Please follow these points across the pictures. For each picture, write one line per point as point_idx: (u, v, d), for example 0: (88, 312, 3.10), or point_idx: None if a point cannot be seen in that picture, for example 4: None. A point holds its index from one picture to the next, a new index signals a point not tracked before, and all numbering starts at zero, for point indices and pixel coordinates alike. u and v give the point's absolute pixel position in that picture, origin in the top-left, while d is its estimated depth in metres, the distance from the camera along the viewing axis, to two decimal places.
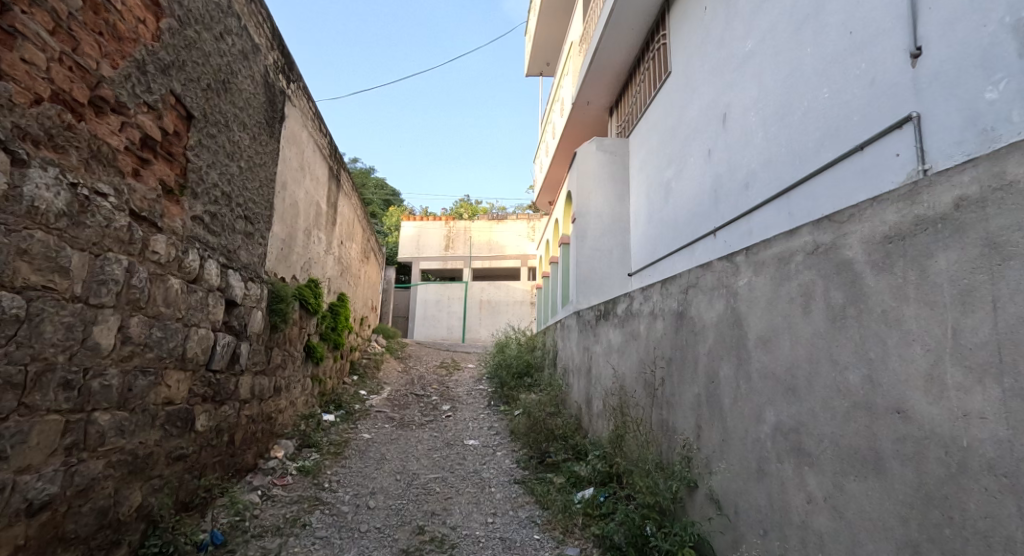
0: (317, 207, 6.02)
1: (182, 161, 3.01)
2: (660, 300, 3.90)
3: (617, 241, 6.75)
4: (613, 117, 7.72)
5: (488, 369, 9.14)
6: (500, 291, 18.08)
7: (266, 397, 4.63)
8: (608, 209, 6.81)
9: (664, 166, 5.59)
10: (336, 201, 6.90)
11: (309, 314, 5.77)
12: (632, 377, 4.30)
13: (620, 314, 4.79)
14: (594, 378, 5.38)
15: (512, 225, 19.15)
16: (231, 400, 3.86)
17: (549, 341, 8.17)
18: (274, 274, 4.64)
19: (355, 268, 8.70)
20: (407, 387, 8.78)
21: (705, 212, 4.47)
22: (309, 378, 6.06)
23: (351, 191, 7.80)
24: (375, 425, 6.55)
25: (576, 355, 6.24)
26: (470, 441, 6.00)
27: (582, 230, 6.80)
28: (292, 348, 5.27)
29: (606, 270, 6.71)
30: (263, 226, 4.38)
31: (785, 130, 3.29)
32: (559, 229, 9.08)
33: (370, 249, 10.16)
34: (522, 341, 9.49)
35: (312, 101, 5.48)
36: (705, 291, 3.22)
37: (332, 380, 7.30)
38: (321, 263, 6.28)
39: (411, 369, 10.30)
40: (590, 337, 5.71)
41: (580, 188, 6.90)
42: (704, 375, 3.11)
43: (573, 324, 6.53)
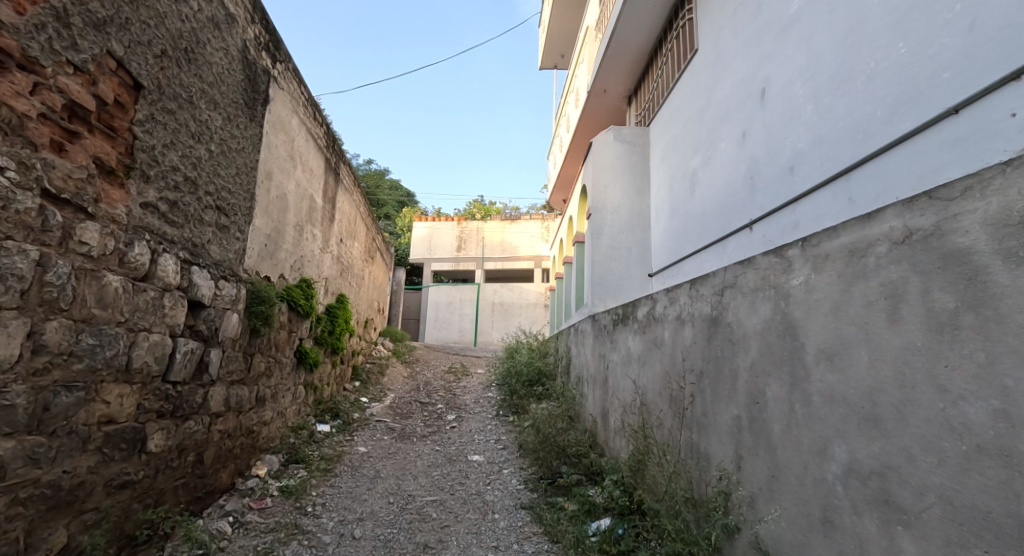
0: (311, 202, 5.60)
1: (128, 138, 2.58)
2: (688, 303, 3.36)
3: (636, 239, 6.22)
4: (632, 105, 7.19)
5: (497, 375, 8.64)
6: (512, 294, 17.59)
7: (246, 409, 4.20)
8: (626, 204, 6.29)
9: (689, 155, 5.05)
10: (334, 196, 6.47)
11: (300, 317, 5.32)
12: (654, 392, 3.77)
13: (640, 319, 4.27)
14: (610, 390, 4.86)
15: (525, 226, 18.68)
16: (199, 414, 3.42)
17: (562, 347, 7.64)
18: (254, 273, 4.20)
19: (358, 269, 8.27)
20: (411, 394, 8.32)
21: (738, 203, 3.93)
22: (301, 386, 5.63)
23: (352, 186, 7.37)
24: (373, 436, 6.10)
25: (591, 363, 5.71)
26: (474, 457, 5.50)
27: (598, 227, 6.28)
28: (279, 354, 4.83)
29: (624, 271, 6.17)
30: (241, 220, 3.95)
31: (843, 100, 2.75)
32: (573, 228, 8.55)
33: (375, 249, 9.74)
34: (533, 347, 8.97)
35: (303, 86, 5.05)
36: (745, 294, 2.68)
37: (330, 387, 6.87)
38: (316, 263, 5.86)
39: (417, 375, 9.85)
40: (606, 344, 5.18)
41: (595, 181, 6.38)
42: (745, 395, 2.58)
43: (588, 330, 6.01)
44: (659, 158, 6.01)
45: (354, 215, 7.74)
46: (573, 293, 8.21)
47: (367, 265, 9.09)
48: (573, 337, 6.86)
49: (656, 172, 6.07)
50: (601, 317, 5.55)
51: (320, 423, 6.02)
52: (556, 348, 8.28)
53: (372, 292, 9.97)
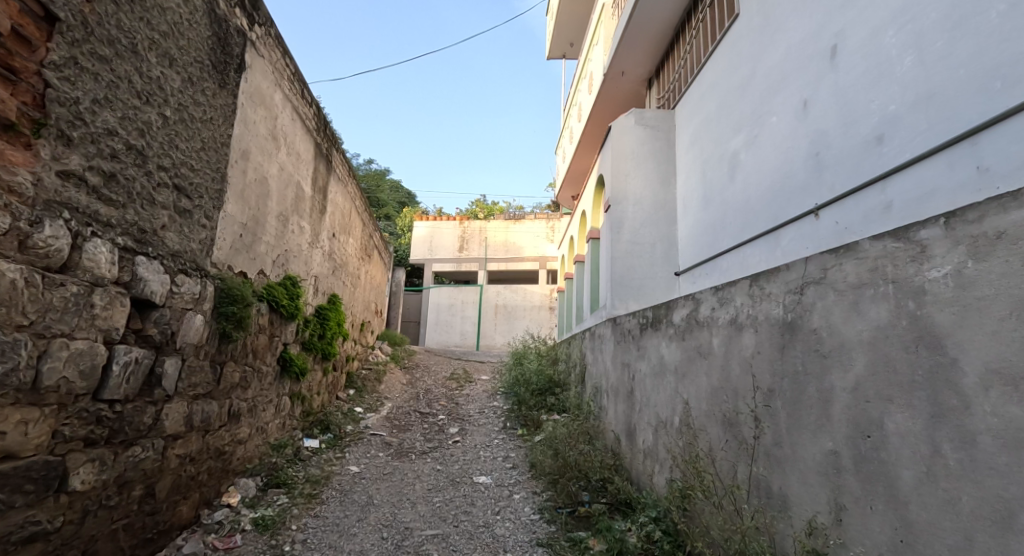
0: (298, 191, 4.99)
1: (36, 85, 2.00)
2: (750, 304, 2.75)
3: (660, 234, 5.62)
4: (653, 89, 6.59)
5: (503, 383, 8.03)
6: (516, 296, 16.96)
7: (216, 428, 3.59)
8: (650, 196, 5.70)
9: (727, 136, 4.46)
10: (325, 186, 5.87)
11: (284, 319, 4.72)
12: (700, 412, 3.16)
13: (678, 323, 3.66)
14: (639, 405, 4.24)
15: (530, 226, 18.06)
16: (151, 437, 2.81)
17: (576, 354, 7.01)
18: (225, 267, 3.59)
19: (353, 268, 7.65)
20: (410, 404, 7.69)
21: (797, 186, 3.33)
22: (285, 398, 5.01)
23: (346, 177, 6.78)
24: (367, 453, 5.48)
25: (613, 373, 5.10)
26: (480, 478, 4.89)
27: (618, 221, 5.68)
28: (257, 363, 4.21)
29: (647, 269, 5.57)
30: (209, 205, 3.35)
31: (967, 41, 2.16)
32: (586, 224, 7.94)
33: (371, 247, 9.14)
34: (542, 352, 8.37)
35: (289, 57, 4.46)
36: (841, 292, 2.08)
37: (320, 397, 6.25)
38: (303, 259, 5.24)
39: (417, 382, 9.25)
40: (632, 352, 4.57)
41: (614, 170, 5.81)
42: (843, 424, 1.99)
43: (608, 336, 5.39)
44: (687, 144, 5.41)
45: (349, 208, 7.15)
46: (587, 295, 7.58)
47: (363, 265, 8.47)
48: (589, 344, 6.24)
49: (685, 159, 5.47)
50: (625, 321, 4.94)
51: (307, 439, 5.39)
52: (567, 354, 7.66)
53: (369, 293, 9.34)
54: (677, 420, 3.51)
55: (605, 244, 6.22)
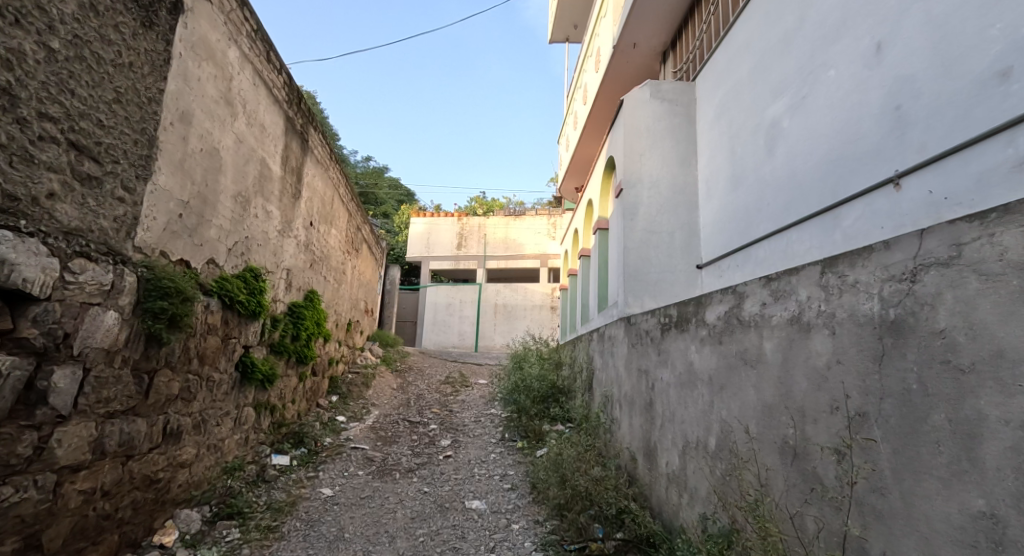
0: (262, 170, 4.32)
1: None
2: (823, 298, 2.08)
3: (679, 222, 4.95)
4: (669, 61, 5.92)
5: (501, 389, 7.37)
6: (517, 295, 16.29)
7: (145, 451, 2.92)
8: (668, 179, 5.03)
9: (762, 102, 3.79)
10: (298, 168, 5.20)
11: (243, 319, 4.05)
12: (748, 436, 2.49)
13: (712, 324, 2.99)
14: (662, 420, 3.58)
15: (530, 223, 17.40)
16: (30, 473, 2.15)
17: (581, 357, 6.34)
18: (153, 252, 2.91)
19: (335, 263, 6.98)
20: (399, 412, 7.02)
21: (865, 151, 2.67)
22: (245, 409, 4.34)
23: (325, 161, 6.11)
24: (345, 471, 4.81)
25: (627, 381, 4.43)
26: (473, 503, 4.23)
27: (631, 207, 5.01)
28: (204, 370, 3.55)
29: (665, 261, 4.89)
30: (132, 172, 2.69)
31: None
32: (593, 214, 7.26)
33: (359, 241, 8.47)
34: (544, 355, 7.70)
35: (247, 9, 3.79)
36: (997, 276, 1.40)
37: (294, 406, 5.58)
38: (268, 249, 4.58)
39: (409, 387, 8.58)
40: (653, 358, 3.90)
41: (626, 149, 5.13)
42: (1008, 480, 1.33)
43: (621, 338, 4.73)
44: (711, 119, 4.75)
45: (330, 195, 6.48)
46: (594, 293, 6.92)
47: (348, 260, 7.79)
48: (597, 346, 5.57)
49: (709, 136, 4.80)
50: (642, 321, 4.27)
51: (275, 456, 4.72)
52: (572, 357, 6.99)
53: (356, 291, 8.67)
54: (714, 443, 2.84)
55: (615, 235, 5.56)
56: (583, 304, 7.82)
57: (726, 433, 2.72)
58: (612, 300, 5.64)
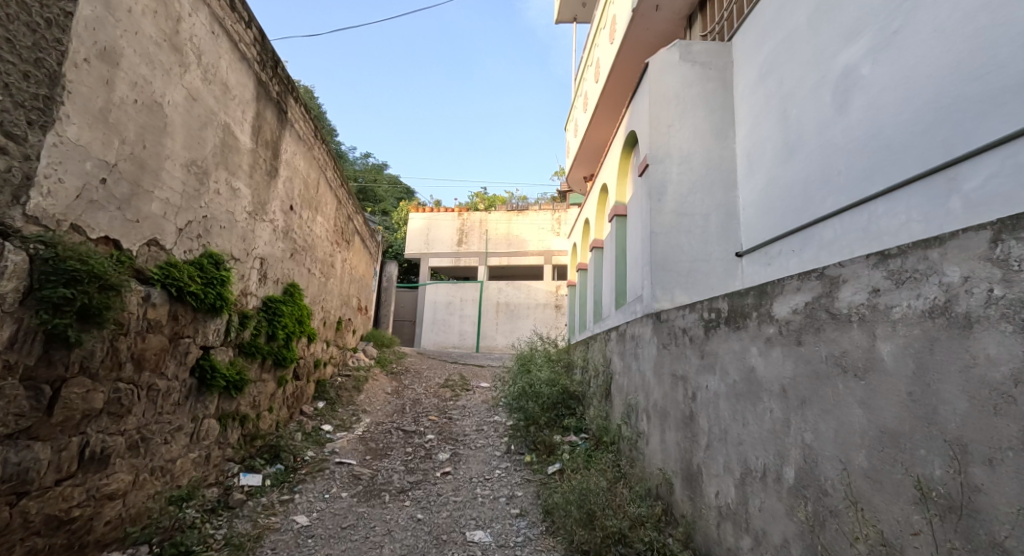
0: (224, 137, 3.65)
1: None
2: (997, 277, 1.41)
3: (715, 203, 4.28)
4: (698, 24, 5.25)
5: (506, 395, 6.71)
6: (519, 293, 15.62)
7: (49, 486, 2.25)
8: (701, 154, 4.36)
9: (827, 50, 3.13)
10: (273, 142, 4.54)
11: (200, 315, 3.39)
12: (859, 475, 1.81)
13: (786, 319, 2.33)
14: (709, 440, 2.92)
15: (533, 218, 16.73)
16: None
17: (596, 360, 5.67)
18: (55, 226, 2.23)
19: (320, 255, 6.30)
20: (392, 420, 6.36)
21: (1004, 85, 2.02)
22: (207, 421, 3.68)
23: (308, 139, 5.45)
24: (326, 492, 4.16)
25: (659, 389, 3.75)
26: (477, 536, 3.58)
27: (659, 186, 4.33)
28: (144, 376, 2.88)
29: (699, 249, 4.21)
30: (20, 116, 2.09)
31: None
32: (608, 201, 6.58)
33: (349, 232, 7.80)
34: (552, 357, 7.03)
35: None
36: None
37: (271, 415, 4.91)
38: (234, 233, 3.91)
39: (405, 391, 7.91)
40: (694, 362, 3.24)
41: (653, 119, 4.45)
42: None
43: (649, 338, 4.05)
44: (753, 82, 4.08)
45: (314, 178, 5.81)
46: (609, 288, 6.25)
47: (337, 252, 7.12)
48: (618, 348, 4.91)
49: (750, 102, 4.13)
50: (677, 318, 3.60)
51: (244, 475, 4.04)
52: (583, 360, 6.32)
53: (347, 287, 8.00)
54: (795, 477, 2.16)
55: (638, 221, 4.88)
56: (596, 302, 7.16)
57: (815, 465, 2.04)
58: (635, 295, 4.96)
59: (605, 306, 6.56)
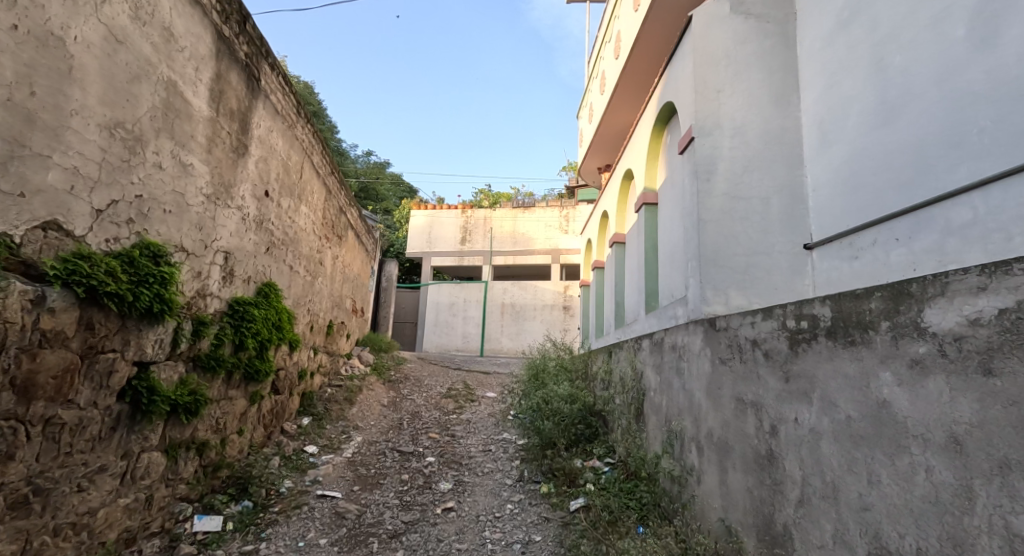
0: (168, 98, 2.90)
1: None
2: None
3: (776, 183, 3.49)
4: None
5: (516, 410, 5.96)
6: (526, 294, 14.87)
7: None
8: (758, 124, 3.57)
9: None
10: (239, 114, 3.78)
11: (129, 323, 2.63)
12: None
13: (956, 334, 1.55)
14: (805, 496, 2.15)
15: (540, 215, 15.96)
16: None
17: (621, 373, 4.91)
18: None
19: (304, 251, 5.55)
20: (387, 440, 5.62)
21: None
22: (151, 455, 2.94)
23: (287, 115, 4.70)
24: (300, 540, 3.43)
25: (718, 415, 2.97)
26: None
27: (708, 163, 3.56)
28: (34, 408, 2.13)
29: (760, 240, 3.43)
30: None
31: None
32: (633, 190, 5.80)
33: (341, 227, 7.05)
34: (568, 367, 6.28)
35: None
36: None
37: (242, 439, 4.18)
38: (184, 221, 3.16)
39: (402, 403, 7.17)
40: (774, 386, 2.47)
41: (699, 83, 3.66)
42: None
43: (701, 351, 3.27)
44: (826, 34, 3.31)
45: (295, 163, 5.06)
46: (636, 290, 5.48)
47: (324, 249, 6.37)
48: (654, 360, 4.13)
49: (822, 58, 3.35)
50: (742, 327, 2.82)
51: (199, 519, 3.32)
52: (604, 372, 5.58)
53: (337, 289, 7.24)
54: None
55: (679, 208, 4.10)
56: (617, 305, 6.39)
57: None
58: (675, 297, 4.19)
59: (631, 309, 5.77)
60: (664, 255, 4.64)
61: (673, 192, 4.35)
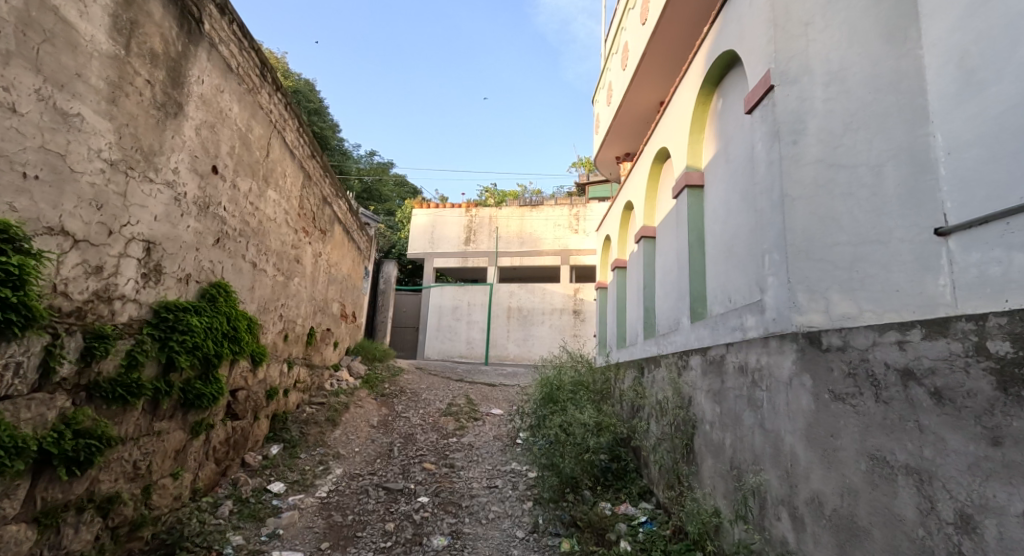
0: (20, 7, 1.99)
1: None
2: None
3: (888, 146, 2.49)
4: None
5: (531, 438, 5.04)
6: (533, 297, 13.94)
7: None
8: (863, 66, 2.60)
9: None
10: (168, 60, 2.90)
11: None
12: None
13: None
14: None
15: (548, 214, 15.06)
16: None
17: (659, 397, 3.96)
18: None
19: (272, 246, 4.65)
20: (372, 476, 4.71)
21: None
22: (4, 532, 2.01)
23: (244, 76, 3.82)
24: None
25: (831, 477, 2.02)
26: None
27: (795, 120, 2.63)
28: None
29: (870, 222, 2.45)
30: None
31: None
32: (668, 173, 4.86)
33: (323, 221, 6.15)
34: (589, 386, 5.35)
35: None
36: None
37: (177, 486, 3.27)
38: (68, 194, 2.26)
39: (394, 424, 6.25)
40: (966, 452, 1.54)
41: (779, 13, 2.77)
42: None
43: (793, 378, 2.33)
44: None
45: (257, 139, 4.16)
46: (675, 294, 4.52)
47: (302, 245, 5.47)
48: (711, 384, 3.18)
49: None
50: (881, 349, 1.88)
51: None
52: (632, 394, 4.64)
53: (320, 292, 6.34)
54: None
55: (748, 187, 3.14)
56: (647, 312, 5.42)
57: None
58: (738, 303, 3.23)
59: (666, 316, 4.81)
60: (719, 251, 3.68)
61: (734, 168, 3.40)
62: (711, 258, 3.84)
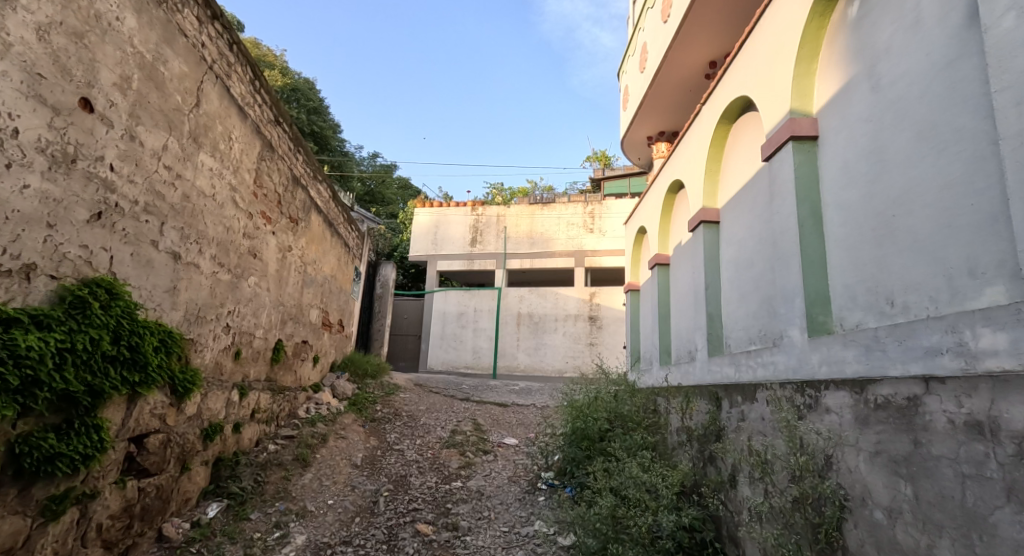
0: None
1: None
2: None
3: None
4: None
5: (567, 502, 3.79)
6: (545, 303, 12.66)
7: None
8: None
9: None
10: None
11: None
12: None
13: None
14: None
15: (560, 211, 13.82)
16: None
17: (759, 450, 2.69)
18: None
19: (207, 233, 3.42)
20: (345, 549, 3.44)
21: None
22: None
23: None
24: None
25: None
26: None
27: None
28: None
29: None
30: None
31: None
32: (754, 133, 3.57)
33: (293, 208, 4.93)
34: (637, 424, 4.10)
35: None
36: None
37: None
38: None
39: (383, 464, 4.99)
40: None
41: None
42: None
43: None
44: None
45: (177, 78, 2.94)
46: (771, 301, 3.23)
47: (260, 235, 4.24)
48: (886, 444, 1.89)
49: None
50: None
51: None
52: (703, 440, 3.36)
53: (290, 297, 5.11)
54: None
55: (971, 114, 1.82)
56: (714, 324, 4.15)
57: None
58: (942, 311, 1.92)
59: (752, 328, 3.54)
60: (872, 230, 2.35)
61: (918, 96, 2.09)
62: (851, 243, 2.50)
